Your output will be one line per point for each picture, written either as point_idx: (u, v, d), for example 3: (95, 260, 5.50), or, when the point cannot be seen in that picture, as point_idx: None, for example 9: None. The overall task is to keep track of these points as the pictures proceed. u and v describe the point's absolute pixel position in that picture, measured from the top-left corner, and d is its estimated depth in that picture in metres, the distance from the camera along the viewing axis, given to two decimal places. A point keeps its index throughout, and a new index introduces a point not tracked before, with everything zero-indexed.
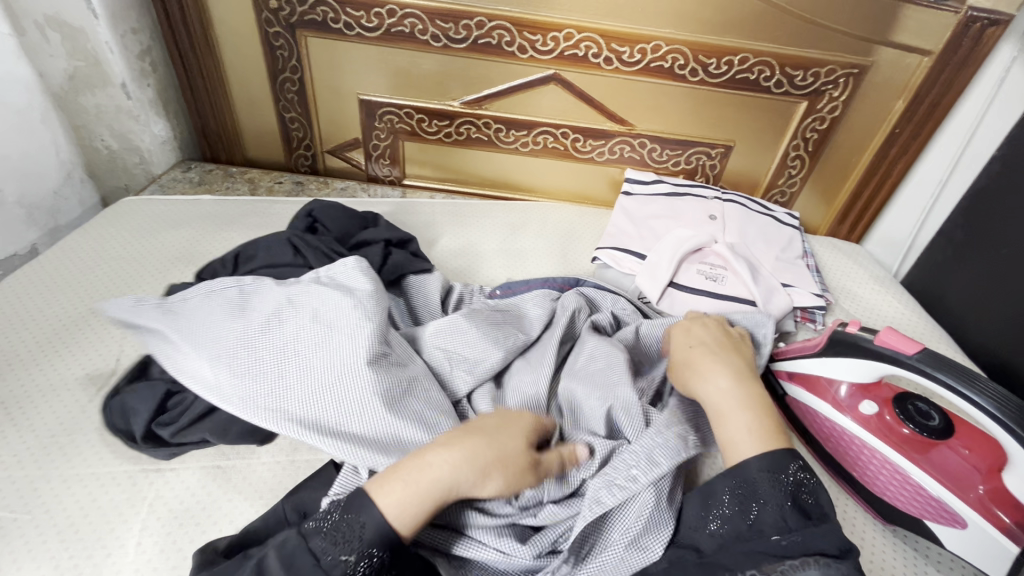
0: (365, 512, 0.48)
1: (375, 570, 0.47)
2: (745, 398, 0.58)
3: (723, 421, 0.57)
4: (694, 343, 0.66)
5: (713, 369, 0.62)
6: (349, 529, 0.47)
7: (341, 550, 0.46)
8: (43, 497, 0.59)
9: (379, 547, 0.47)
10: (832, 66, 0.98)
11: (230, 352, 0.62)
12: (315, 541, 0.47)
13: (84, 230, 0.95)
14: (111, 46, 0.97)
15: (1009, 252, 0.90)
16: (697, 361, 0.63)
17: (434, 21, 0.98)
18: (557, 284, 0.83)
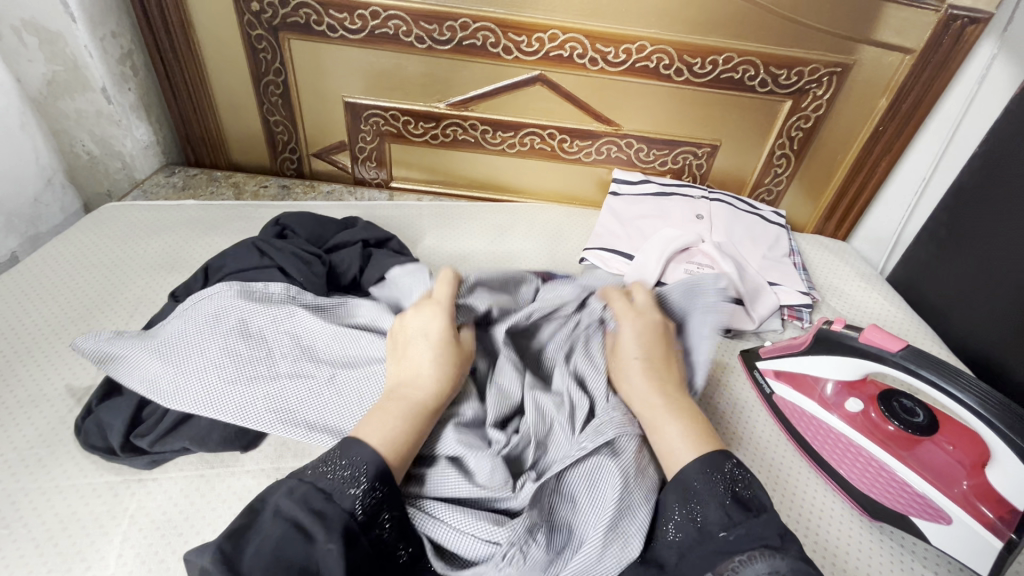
0: (363, 451, 0.50)
1: (376, 503, 0.49)
2: (682, 411, 0.59)
3: (661, 433, 0.57)
4: (636, 348, 0.64)
5: (654, 383, 0.61)
6: (350, 463, 0.50)
7: (349, 484, 0.48)
8: (22, 510, 0.58)
9: (378, 481, 0.49)
10: (816, 65, 0.99)
11: (214, 363, 0.63)
12: (320, 480, 0.49)
13: (65, 237, 0.94)
14: (90, 50, 0.95)
15: (993, 248, 0.91)
16: (639, 370, 0.62)
17: (418, 23, 0.98)
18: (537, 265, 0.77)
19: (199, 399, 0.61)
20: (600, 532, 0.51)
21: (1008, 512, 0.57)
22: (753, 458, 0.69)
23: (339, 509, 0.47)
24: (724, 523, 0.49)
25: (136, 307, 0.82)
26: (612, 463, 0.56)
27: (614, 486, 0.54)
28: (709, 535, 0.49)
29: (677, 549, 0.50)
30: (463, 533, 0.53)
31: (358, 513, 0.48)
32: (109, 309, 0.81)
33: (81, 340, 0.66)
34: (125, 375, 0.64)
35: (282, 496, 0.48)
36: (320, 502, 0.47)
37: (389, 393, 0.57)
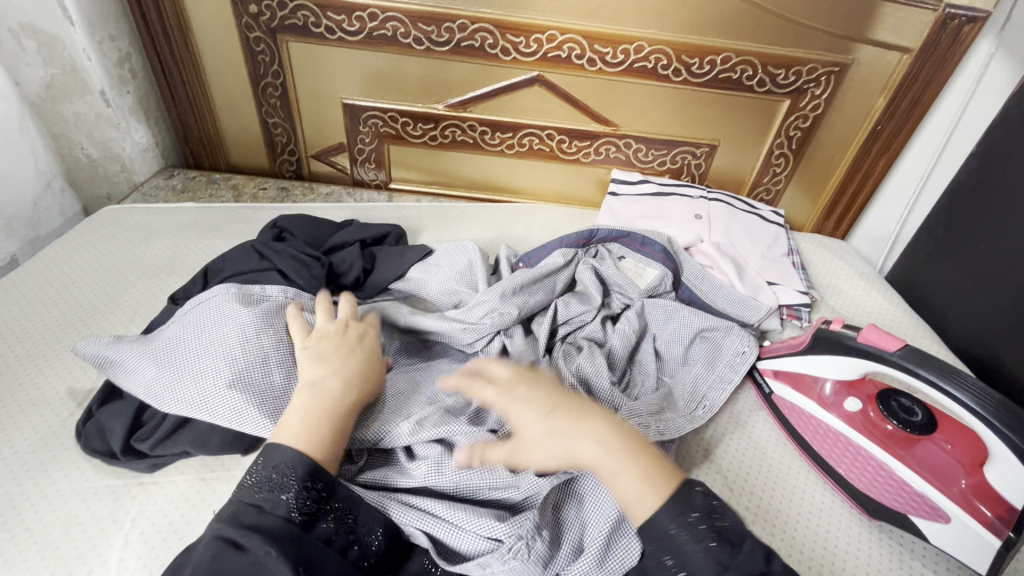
0: (280, 453, 0.51)
1: (313, 503, 0.50)
2: (619, 443, 0.53)
3: (614, 484, 0.51)
4: (535, 411, 0.56)
5: (576, 435, 0.53)
6: (278, 470, 0.50)
7: (279, 492, 0.49)
8: (22, 514, 0.58)
9: (311, 481, 0.50)
10: (813, 64, 0.99)
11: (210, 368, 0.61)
12: (250, 495, 0.50)
13: (65, 240, 0.94)
14: (88, 53, 0.96)
15: (991, 248, 0.91)
16: (552, 434, 0.54)
17: (416, 24, 0.98)
18: (571, 239, 0.86)
19: (199, 402, 0.60)
20: (603, 540, 0.54)
21: (1005, 510, 0.57)
22: (752, 460, 0.70)
23: (273, 517, 0.48)
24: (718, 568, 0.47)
25: (136, 310, 0.82)
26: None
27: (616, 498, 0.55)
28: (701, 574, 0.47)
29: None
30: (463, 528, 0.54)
31: (293, 516, 0.49)
32: (109, 312, 0.81)
33: (82, 346, 0.66)
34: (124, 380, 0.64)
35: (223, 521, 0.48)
36: (252, 517, 0.48)
37: (312, 388, 0.56)
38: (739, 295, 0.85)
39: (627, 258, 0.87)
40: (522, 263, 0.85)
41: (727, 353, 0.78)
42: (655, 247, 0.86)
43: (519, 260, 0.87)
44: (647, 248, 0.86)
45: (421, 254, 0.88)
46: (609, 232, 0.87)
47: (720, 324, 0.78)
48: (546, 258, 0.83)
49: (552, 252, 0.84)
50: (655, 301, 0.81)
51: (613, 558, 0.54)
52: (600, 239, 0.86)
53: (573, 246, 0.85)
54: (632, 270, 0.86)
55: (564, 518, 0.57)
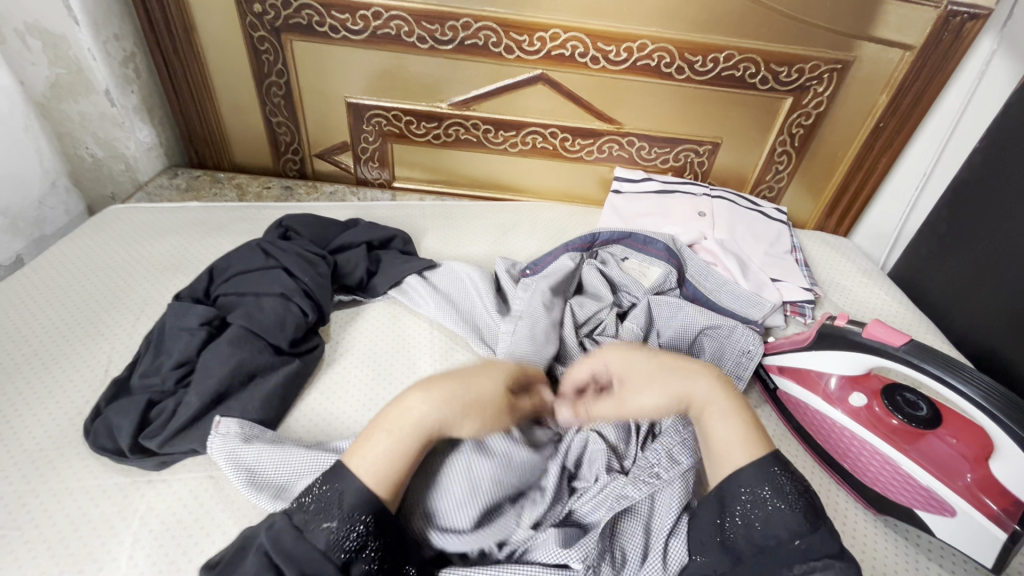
0: (343, 479, 0.49)
1: (357, 536, 0.47)
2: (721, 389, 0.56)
3: (711, 421, 0.54)
4: (647, 353, 0.60)
5: (682, 377, 0.57)
6: (329, 494, 0.48)
7: (324, 518, 0.47)
8: (31, 512, 0.58)
9: (358, 512, 0.47)
10: (816, 62, 0.99)
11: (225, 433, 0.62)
12: (297, 516, 0.47)
13: (71, 239, 0.94)
14: (93, 53, 0.96)
15: (994, 244, 0.91)
16: (663, 369, 0.58)
17: (420, 23, 0.98)
18: (576, 245, 0.86)
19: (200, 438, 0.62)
20: (663, 539, 0.54)
21: (1011, 503, 0.57)
22: None
23: (311, 547, 0.46)
24: (796, 531, 0.47)
25: (143, 309, 0.82)
26: (673, 487, 0.58)
27: (673, 505, 0.56)
28: (780, 543, 0.47)
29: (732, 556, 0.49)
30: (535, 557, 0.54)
31: (333, 548, 0.46)
32: (116, 310, 0.81)
33: (212, 435, 0.62)
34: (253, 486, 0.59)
35: (265, 535, 0.47)
36: (291, 541, 0.46)
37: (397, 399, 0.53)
38: (743, 292, 0.85)
39: (630, 258, 0.88)
40: (528, 271, 0.86)
41: (733, 352, 0.78)
42: (656, 246, 0.86)
43: (526, 266, 0.87)
44: (649, 248, 0.86)
45: (427, 262, 0.88)
46: (612, 232, 0.88)
47: (725, 323, 0.78)
48: (552, 263, 0.84)
49: (559, 257, 0.85)
50: (659, 298, 0.81)
51: (671, 554, 0.53)
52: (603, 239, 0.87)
53: (578, 251, 0.86)
54: (635, 270, 0.87)
55: (622, 530, 0.57)
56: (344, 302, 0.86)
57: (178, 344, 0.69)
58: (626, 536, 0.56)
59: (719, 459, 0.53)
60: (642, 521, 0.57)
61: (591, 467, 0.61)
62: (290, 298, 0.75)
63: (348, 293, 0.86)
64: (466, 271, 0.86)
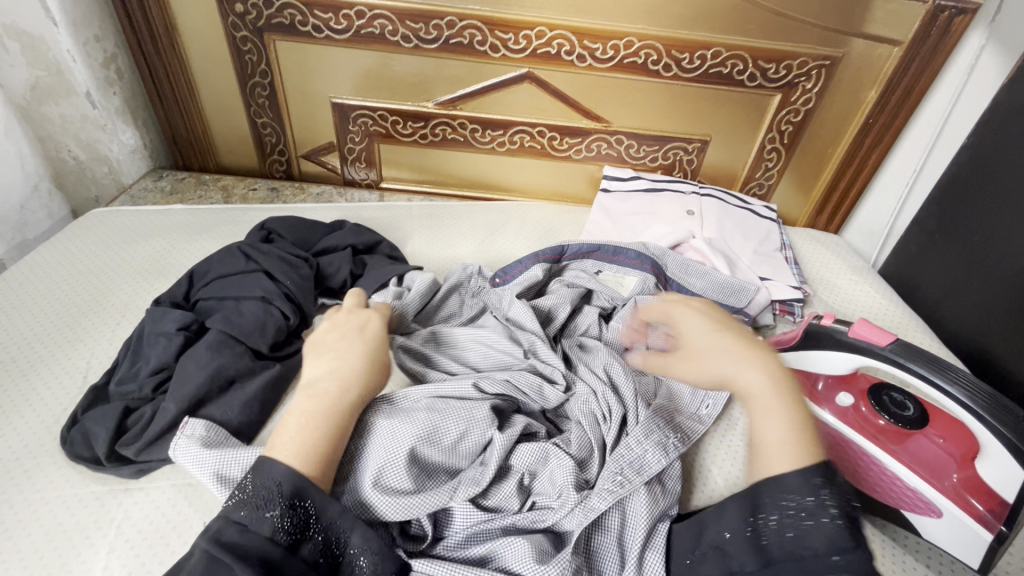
0: (276, 471, 0.48)
1: (298, 523, 0.48)
2: (781, 386, 0.54)
3: (761, 418, 0.52)
4: (709, 329, 0.61)
5: (743, 359, 0.56)
6: (264, 487, 0.48)
7: (265, 509, 0.47)
8: (6, 523, 0.57)
9: (295, 498, 0.48)
10: (804, 58, 0.98)
11: (184, 430, 0.60)
12: (237, 512, 0.47)
13: (52, 244, 0.93)
14: (73, 55, 0.95)
15: (982, 239, 0.91)
16: (719, 348, 0.58)
17: (404, 22, 0.97)
18: (543, 255, 0.81)
19: None
20: (638, 549, 0.54)
21: (997, 504, 0.56)
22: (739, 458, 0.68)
23: (258, 536, 0.46)
24: (837, 547, 0.44)
25: (123, 313, 0.81)
26: (640, 494, 0.58)
27: (643, 517, 0.56)
28: (816, 557, 0.44)
29: (763, 559, 0.47)
30: (507, 567, 0.52)
31: (281, 535, 0.46)
32: (97, 315, 0.81)
33: (177, 436, 0.60)
34: (221, 486, 0.56)
35: (205, 537, 0.46)
36: (235, 535, 0.46)
37: (306, 389, 0.55)
38: (723, 283, 0.85)
39: (604, 270, 0.83)
40: (497, 279, 0.81)
41: None
42: (628, 254, 0.83)
43: (495, 274, 0.82)
44: (620, 258, 0.83)
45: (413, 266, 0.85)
46: (580, 241, 0.84)
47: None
48: (524, 273, 0.79)
49: (528, 266, 0.80)
50: (645, 298, 0.78)
51: (648, 568, 0.53)
52: (572, 248, 0.83)
53: (546, 262, 0.81)
54: (611, 282, 0.83)
55: (597, 546, 0.55)
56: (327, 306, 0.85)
57: (156, 349, 0.69)
58: (601, 549, 0.55)
59: (760, 452, 0.51)
60: (615, 536, 0.55)
61: (552, 482, 0.58)
62: (270, 301, 0.75)
63: (332, 296, 0.85)
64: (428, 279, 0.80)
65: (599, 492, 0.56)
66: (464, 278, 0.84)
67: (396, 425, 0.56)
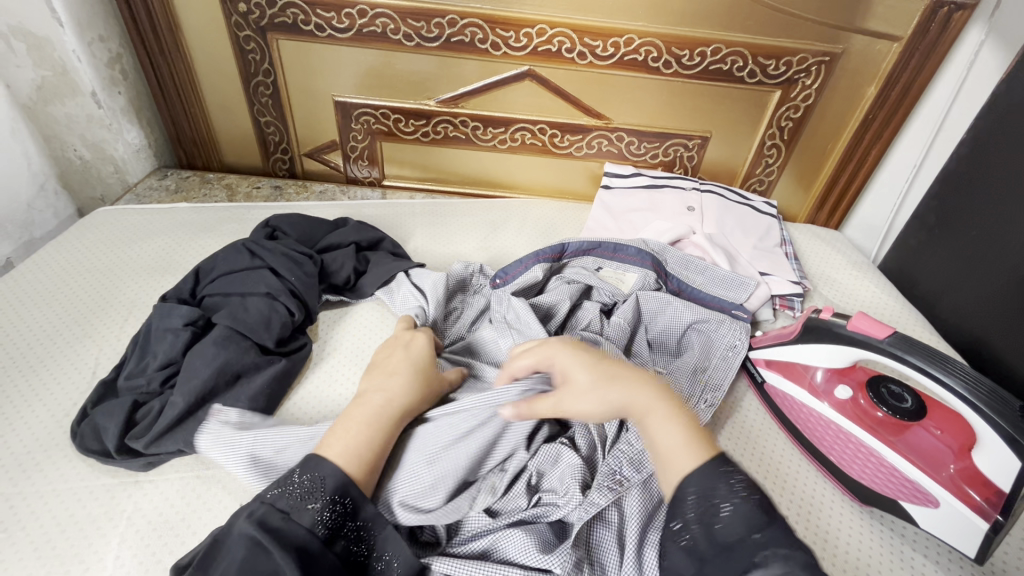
0: (322, 466, 0.50)
1: (337, 519, 0.49)
2: (666, 400, 0.54)
3: (656, 428, 0.52)
4: (583, 359, 0.57)
5: (627, 381, 0.54)
6: (312, 479, 0.50)
7: (309, 500, 0.48)
8: (19, 515, 0.58)
9: (339, 494, 0.49)
10: (804, 54, 0.99)
11: (217, 416, 0.64)
12: (280, 501, 0.48)
13: (59, 243, 0.94)
14: (78, 55, 0.96)
15: (981, 234, 0.92)
16: (603, 377, 0.55)
17: (406, 20, 0.98)
18: (544, 254, 0.82)
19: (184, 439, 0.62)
20: (637, 543, 0.55)
21: (993, 494, 0.57)
22: (736, 451, 0.70)
23: (298, 527, 0.47)
24: (755, 525, 0.44)
25: (130, 310, 0.82)
26: (637, 492, 0.58)
27: (638, 513, 0.56)
28: (740, 541, 0.43)
29: (697, 557, 0.45)
30: (511, 558, 0.53)
31: (320, 530, 0.47)
32: (104, 312, 0.82)
33: (208, 422, 0.64)
34: (251, 467, 0.59)
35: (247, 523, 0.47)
36: (277, 521, 0.47)
37: (358, 399, 0.58)
38: (722, 275, 0.86)
39: (605, 267, 0.84)
40: (498, 279, 0.81)
41: (720, 346, 0.78)
42: (628, 250, 0.84)
43: (495, 275, 0.83)
44: (622, 254, 0.84)
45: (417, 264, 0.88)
46: (580, 240, 0.85)
47: (714, 315, 0.78)
48: (526, 275, 0.80)
49: (529, 266, 0.81)
50: (647, 292, 0.80)
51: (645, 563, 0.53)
52: (573, 248, 0.84)
53: (547, 261, 0.82)
54: (612, 278, 0.84)
55: (598, 541, 0.56)
56: (331, 302, 0.86)
57: (163, 345, 0.70)
58: (600, 543, 0.56)
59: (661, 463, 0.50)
60: (614, 531, 0.56)
61: (561, 480, 0.58)
62: (276, 297, 0.76)
63: (336, 293, 0.86)
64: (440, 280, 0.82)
65: (599, 488, 0.57)
66: (466, 276, 0.85)
67: (414, 443, 0.57)
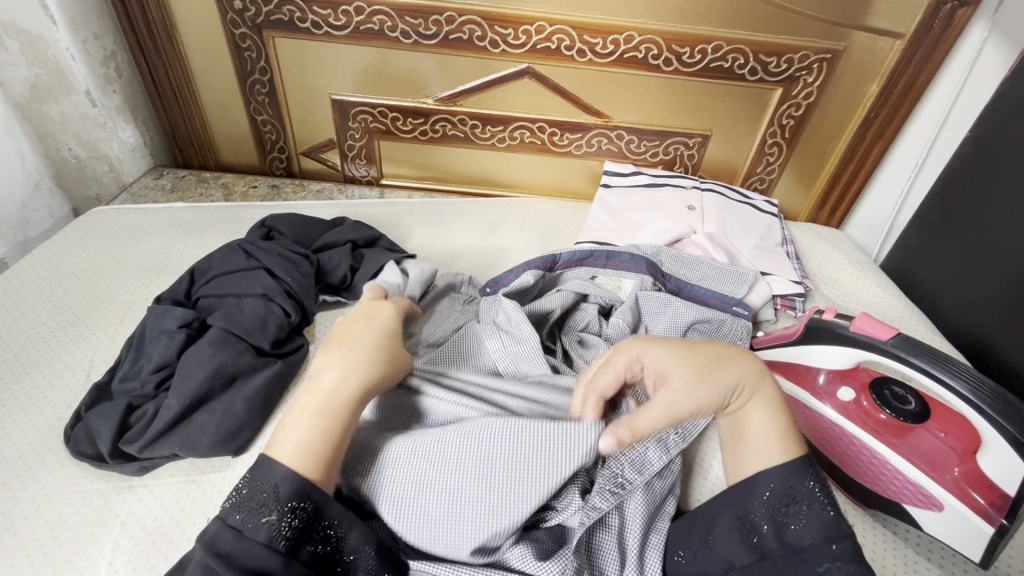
0: (274, 472, 0.48)
1: (299, 524, 0.47)
2: (760, 387, 0.56)
3: (751, 418, 0.55)
4: (677, 356, 0.56)
5: (728, 375, 0.55)
6: (263, 488, 0.47)
7: (262, 513, 0.46)
8: (11, 520, 0.57)
9: (295, 500, 0.47)
10: (805, 51, 0.98)
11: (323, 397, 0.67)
12: (232, 516, 0.46)
13: (53, 243, 0.93)
14: (72, 53, 0.94)
15: (984, 234, 0.91)
16: (706, 373, 0.54)
17: (403, 18, 0.97)
18: (538, 263, 0.81)
19: (179, 443, 0.62)
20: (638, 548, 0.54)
21: (998, 498, 0.56)
22: None
23: (255, 542, 0.45)
24: (830, 534, 0.48)
25: (125, 312, 0.81)
26: (638, 495, 0.57)
27: (639, 516, 0.56)
28: (811, 545, 0.48)
29: (758, 551, 0.50)
30: (508, 565, 0.52)
31: (281, 539, 0.46)
32: (99, 313, 0.81)
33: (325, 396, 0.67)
34: None
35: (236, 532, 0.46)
36: (231, 540, 0.45)
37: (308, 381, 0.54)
38: (718, 268, 0.86)
39: (599, 275, 0.83)
40: (489, 288, 0.81)
41: (721, 344, 0.77)
42: (621, 257, 0.83)
43: (486, 285, 0.82)
44: (615, 262, 0.83)
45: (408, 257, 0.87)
46: (572, 251, 0.84)
47: (715, 315, 0.76)
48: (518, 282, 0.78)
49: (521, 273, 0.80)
50: (648, 292, 0.79)
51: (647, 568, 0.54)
52: (566, 258, 0.83)
53: (540, 269, 0.80)
54: (608, 286, 0.83)
55: (598, 545, 0.55)
56: (328, 302, 0.85)
57: (158, 347, 0.69)
58: (601, 547, 0.55)
59: (752, 451, 0.53)
60: (615, 535, 0.55)
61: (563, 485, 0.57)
62: (272, 298, 0.75)
63: (333, 293, 0.85)
64: (427, 271, 0.82)
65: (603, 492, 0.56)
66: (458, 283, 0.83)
67: (436, 482, 0.52)
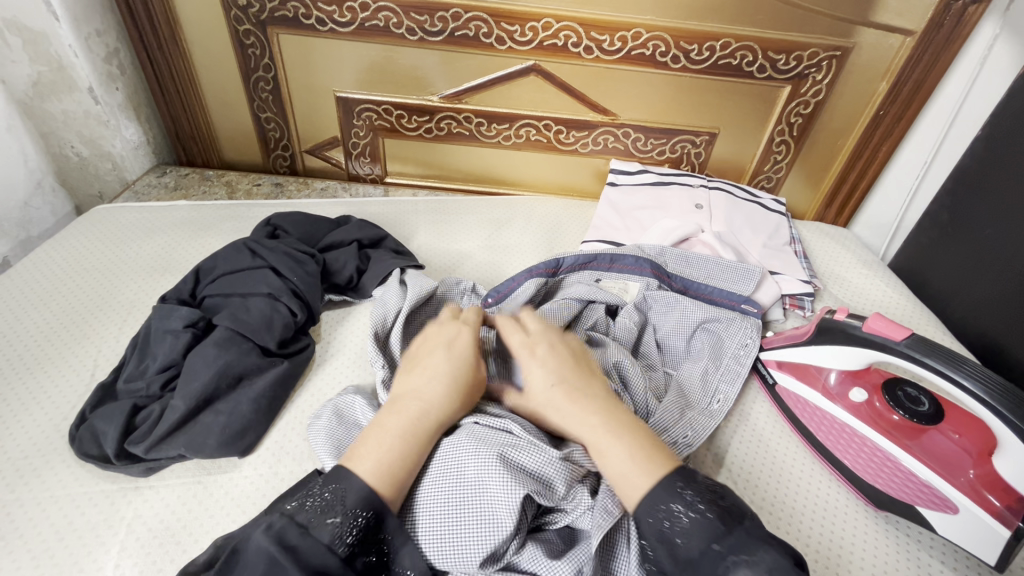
0: (344, 478, 0.49)
1: (361, 535, 0.47)
2: (612, 423, 0.54)
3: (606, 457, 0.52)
4: (545, 376, 0.58)
5: (575, 406, 0.55)
6: (336, 492, 0.48)
7: (329, 515, 0.46)
8: (16, 522, 0.57)
9: (362, 508, 0.47)
10: (815, 48, 0.97)
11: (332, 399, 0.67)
12: (299, 513, 0.47)
13: (55, 241, 0.92)
14: (75, 50, 0.94)
15: (995, 233, 0.90)
16: (555, 399, 0.57)
17: (409, 14, 0.96)
18: (540, 270, 0.80)
19: (186, 444, 0.61)
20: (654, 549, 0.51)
21: (1015, 500, 0.56)
22: (744, 454, 0.68)
23: (317, 543, 0.45)
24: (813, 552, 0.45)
25: (129, 311, 0.81)
26: None
27: None
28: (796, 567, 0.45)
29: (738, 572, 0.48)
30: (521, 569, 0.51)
31: (343, 547, 0.45)
32: (102, 313, 0.80)
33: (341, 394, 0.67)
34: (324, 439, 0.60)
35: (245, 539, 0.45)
36: (296, 537, 0.45)
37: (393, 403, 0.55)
38: (729, 265, 0.84)
39: (604, 278, 0.82)
40: (491, 300, 0.78)
41: (732, 345, 0.76)
42: (626, 260, 0.82)
43: (487, 294, 0.79)
44: (619, 264, 0.82)
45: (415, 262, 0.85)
46: (575, 253, 0.82)
47: (724, 315, 0.77)
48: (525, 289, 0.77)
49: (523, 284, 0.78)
50: (655, 292, 0.79)
51: None
52: (569, 261, 0.81)
53: (541, 277, 0.79)
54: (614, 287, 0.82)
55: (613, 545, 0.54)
56: (334, 302, 0.85)
57: (163, 347, 0.68)
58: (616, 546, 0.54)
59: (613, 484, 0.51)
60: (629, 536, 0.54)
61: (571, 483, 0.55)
62: (277, 298, 0.74)
63: (339, 292, 0.84)
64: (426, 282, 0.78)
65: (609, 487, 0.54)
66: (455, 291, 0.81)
67: (433, 496, 0.52)
